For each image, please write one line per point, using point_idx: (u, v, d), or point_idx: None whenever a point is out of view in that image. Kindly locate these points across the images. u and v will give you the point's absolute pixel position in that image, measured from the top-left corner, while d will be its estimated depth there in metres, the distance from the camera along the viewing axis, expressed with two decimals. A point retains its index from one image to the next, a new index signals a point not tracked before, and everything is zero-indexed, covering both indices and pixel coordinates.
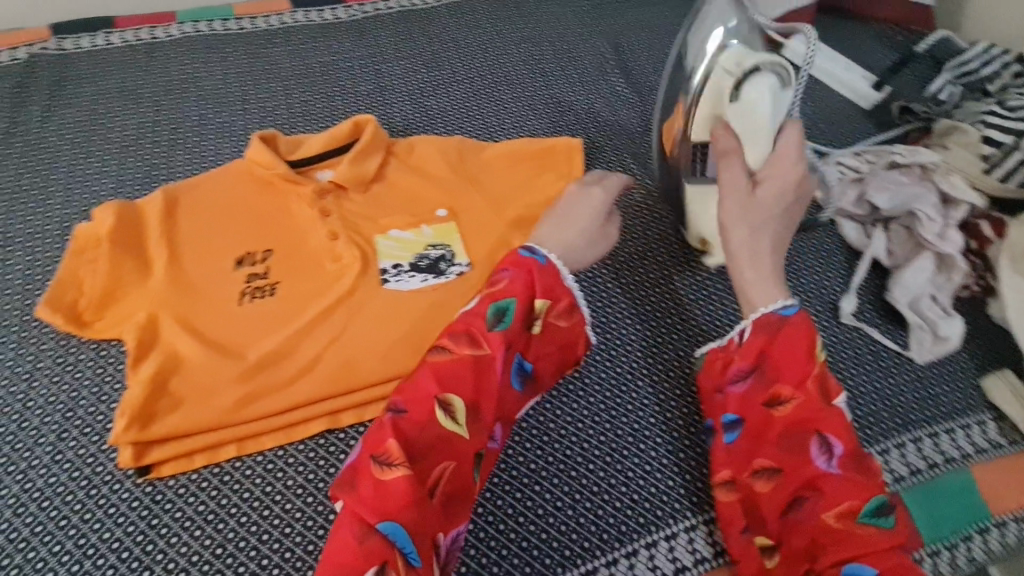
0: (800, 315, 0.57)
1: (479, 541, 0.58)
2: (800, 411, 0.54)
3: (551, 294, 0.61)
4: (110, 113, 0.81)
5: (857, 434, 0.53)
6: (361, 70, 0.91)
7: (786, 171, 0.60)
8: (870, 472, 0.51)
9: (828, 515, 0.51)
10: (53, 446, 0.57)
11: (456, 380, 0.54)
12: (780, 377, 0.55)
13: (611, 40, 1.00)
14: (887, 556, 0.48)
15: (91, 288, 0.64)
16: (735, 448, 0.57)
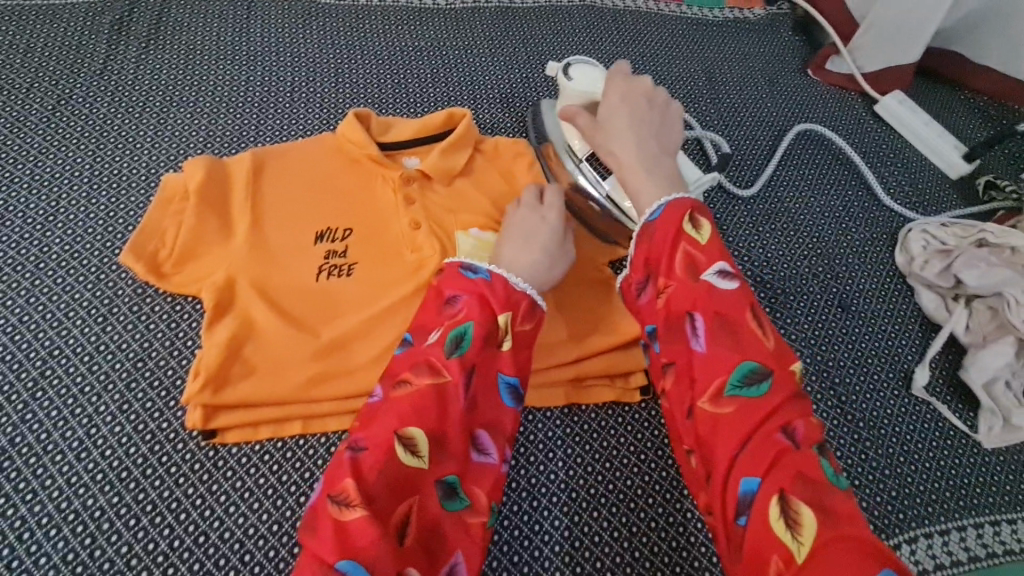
0: (681, 200, 0.50)
1: (534, 560, 0.57)
2: (677, 300, 0.46)
3: (513, 304, 0.53)
4: (204, 64, 0.80)
5: (729, 307, 0.45)
6: (455, 60, 0.90)
7: (618, 96, 0.60)
8: (744, 343, 0.44)
9: (703, 401, 0.43)
10: (121, 394, 0.57)
11: (421, 411, 0.46)
12: (658, 269, 0.48)
13: (704, 70, 0.99)
14: (761, 435, 0.40)
15: (173, 242, 0.63)
16: (646, 356, 0.49)
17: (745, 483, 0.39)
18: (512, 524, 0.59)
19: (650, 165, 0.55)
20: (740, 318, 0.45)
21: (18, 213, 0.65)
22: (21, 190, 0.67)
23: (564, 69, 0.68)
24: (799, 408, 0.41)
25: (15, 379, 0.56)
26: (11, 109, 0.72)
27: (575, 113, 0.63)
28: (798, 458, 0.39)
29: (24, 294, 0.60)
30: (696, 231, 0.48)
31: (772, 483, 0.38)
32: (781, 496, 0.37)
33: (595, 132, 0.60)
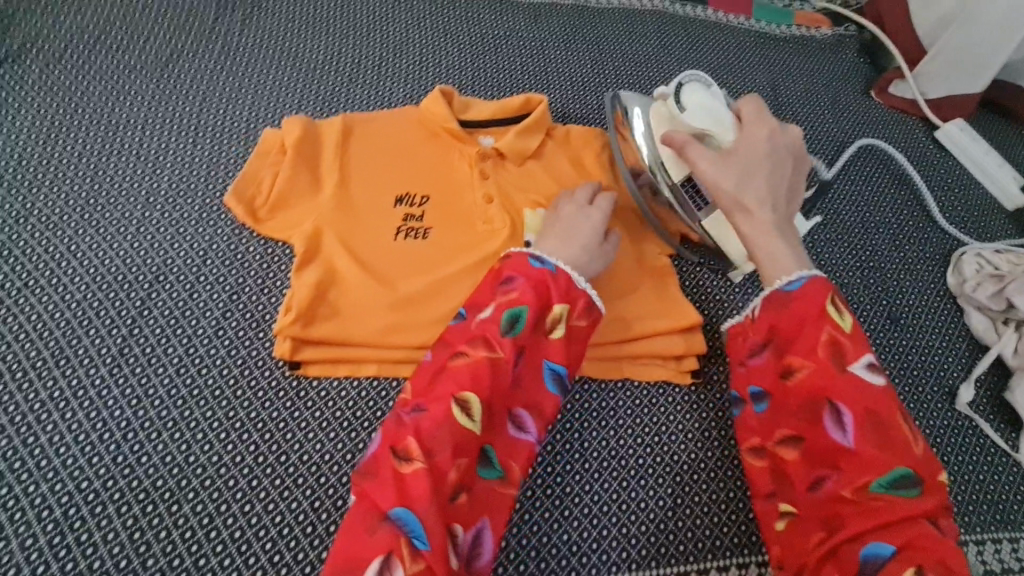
0: (814, 279, 0.55)
1: (583, 516, 0.61)
2: (814, 380, 0.52)
3: (562, 294, 0.60)
4: (302, 34, 0.85)
5: (878, 403, 0.50)
6: (532, 51, 0.94)
7: (769, 141, 0.60)
8: (888, 445, 0.49)
9: (845, 489, 0.50)
10: (217, 321, 0.62)
11: (476, 380, 0.53)
12: (794, 348, 0.54)
13: (768, 83, 1.02)
14: (899, 524, 0.46)
15: (269, 189, 0.68)
16: (762, 418, 0.57)
17: (873, 550, 0.47)
18: (565, 481, 0.62)
19: (782, 228, 0.58)
20: (887, 412, 0.50)
21: (132, 152, 0.71)
22: (135, 133, 0.72)
23: (676, 92, 0.64)
24: (942, 508, 0.47)
25: (124, 298, 0.62)
26: (128, 59, 0.78)
27: (687, 143, 0.61)
28: (939, 549, 0.45)
29: (135, 225, 0.66)
30: (840, 317, 0.53)
31: (906, 558, 0.45)
32: (916, 568, 0.44)
33: (722, 177, 0.59)
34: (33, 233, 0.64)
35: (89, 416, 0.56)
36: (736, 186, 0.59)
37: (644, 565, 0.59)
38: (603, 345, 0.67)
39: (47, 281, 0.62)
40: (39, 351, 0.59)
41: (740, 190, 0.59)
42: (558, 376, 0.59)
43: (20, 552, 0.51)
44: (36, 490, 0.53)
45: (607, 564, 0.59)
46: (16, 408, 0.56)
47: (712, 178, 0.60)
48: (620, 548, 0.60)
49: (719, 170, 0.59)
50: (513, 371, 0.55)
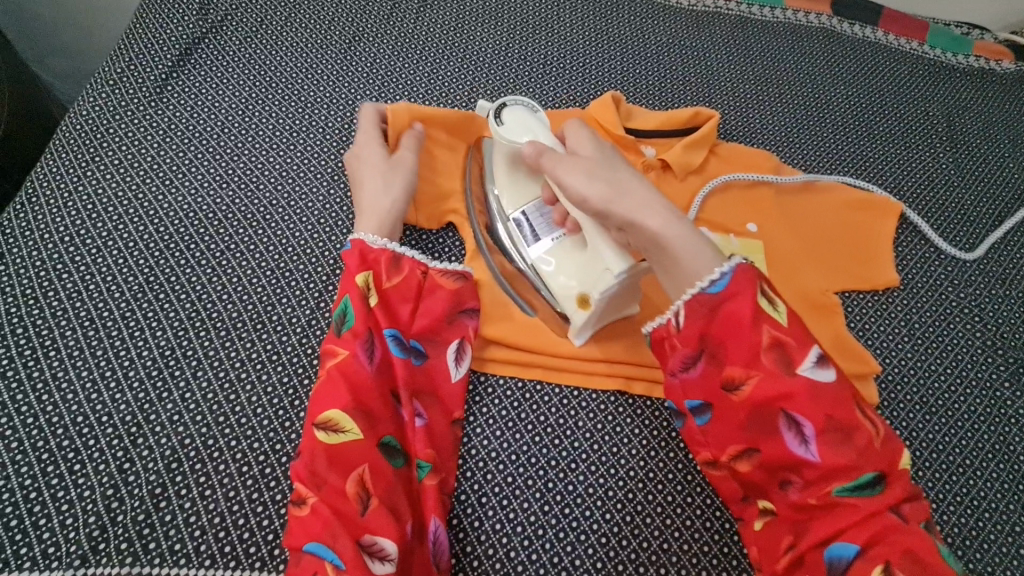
0: (735, 271, 0.51)
1: (743, 556, 0.56)
2: (763, 389, 0.49)
3: (373, 265, 0.59)
4: (474, 26, 0.86)
5: (835, 404, 0.48)
6: (694, 61, 0.91)
7: (595, 147, 0.59)
8: (860, 443, 0.47)
9: (812, 497, 0.49)
10: None
11: (331, 395, 0.52)
12: (728, 354, 0.51)
13: (943, 113, 0.93)
14: (866, 525, 0.46)
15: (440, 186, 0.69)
16: (708, 429, 0.53)
17: (837, 553, 0.47)
18: (726, 517, 0.57)
19: (670, 234, 0.53)
20: (846, 413, 0.48)
21: (318, 128, 0.72)
22: (321, 107, 0.74)
23: (497, 110, 0.63)
24: (905, 494, 0.47)
25: (312, 270, 0.62)
26: (316, 34, 0.80)
27: (542, 151, 0.59)
28: (907, 539, 0.45)
29: (321, 199, 0.67)
30: (773, 310, 0.50)
31: (873, 558, 0.45)
32: (885, 567, 0.44)
33: (583, 177, 0.56)
34: (231, 195, 0.66)
35: (283, 381, 0.56)
36: (610, 208, 0.55)
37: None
38: None
39: (243, 244, 0.63)
40: (239, 313, 0.59)
41: (625, 207, 0.54)
42: (398, 339, 0.56)
43: (201, 502, 0.50)
44: (235, 444, 0.53)
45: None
46: (221, 363, 0.56)
47: (590, 199, 0.55)
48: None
49: (566, 173, 0.57)
50: (362, 361, 0.54)
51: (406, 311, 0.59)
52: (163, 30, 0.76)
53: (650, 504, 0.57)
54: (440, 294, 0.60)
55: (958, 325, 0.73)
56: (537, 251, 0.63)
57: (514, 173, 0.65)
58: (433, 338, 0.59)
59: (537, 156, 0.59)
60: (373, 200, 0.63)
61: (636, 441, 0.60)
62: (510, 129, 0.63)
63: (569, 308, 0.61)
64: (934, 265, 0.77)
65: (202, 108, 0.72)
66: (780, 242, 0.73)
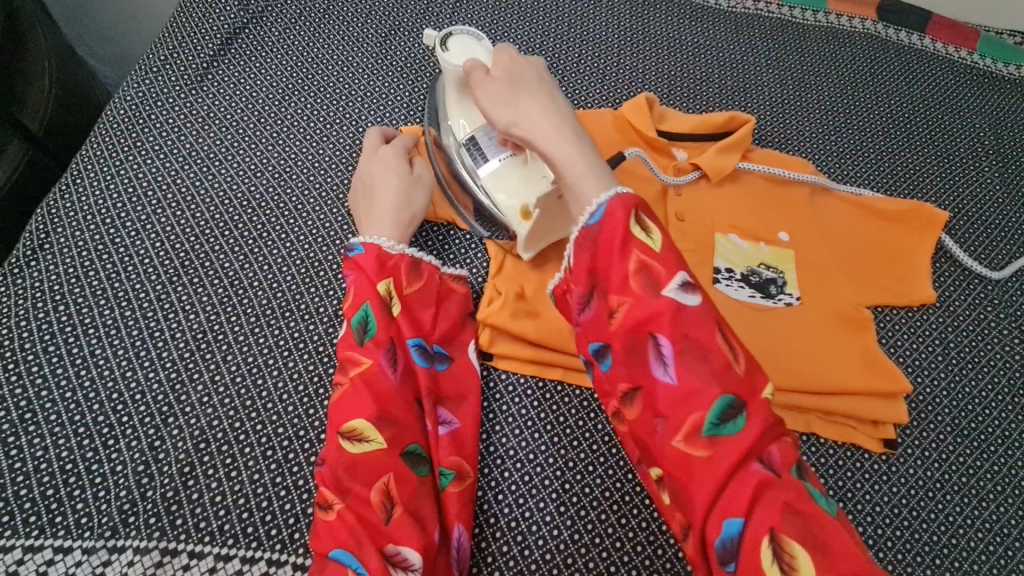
0: (619, 197, 0.48)
1: None
2: (636, 316, 0.45)
3: (392, 272, 0.59)
4: (508, 21, 0.86)
5: (694, 323, 0.44)
6: (731, 63, 0.90)
7: (507, 65, 0.57)
8: (717, 369, 0.44)
9: (676, 437, 0.44)
10: None
11: (357, 403, 0.51)
12: (612, 289, 0.47)
13: (992, 126, 0.90)
14: (742, 475, 0.42)
15: None
16: (604, 376, 0.49)
17: (730, 531, 0.41)
18: None
19: (539, 111, 0.54)
20: (704, 333, 0.44)
21: (351, 120, 0.73)
22: (355, 98, 0.75)
23: (443, 38, 0.63)
24: (769, 432, 0.44)
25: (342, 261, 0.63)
26: (351, 27, 0.81)
27: (472, 70, 0.59)
28: (783, 492, 0.41)
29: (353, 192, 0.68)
30: (647, 236, 0.47)
31: (760, 521, 0.41)
32: (772, 538, 0.40)
33: (488, 88, 0.56)
34: (265, 183, 0.67)
35: (309, 368, 0.57)
36: (497, 103, 0.55)
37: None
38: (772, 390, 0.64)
39: (276, 232, 0.64)
40: (269, 300, 0.60)
41: (510, 109, 0.54)
42: (420, 347, 0.57)
43: (227, 482, 0.51)
44: (261, 428, 0.54)
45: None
46: (250, 348, 0.57)
47: (494, 111, 0.55)
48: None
49: (484, 88, 0.57)
50: (387, 371, 0.54)
51: (427, 316, 0.59)
52: (206, 19, 0.78)
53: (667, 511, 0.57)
54: (455, 300, 0.62)
55: (996, 346, 0.71)
56: (486, 171, 0.61)
57: (462, 98, 0.64)
58: (451, 342, 0.60)
59: (471, 70, 0.59)
60: (384, 200, 0.62)
61: None
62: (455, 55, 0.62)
63: (512, 221, 0.60)
64: (971, 284, 0.75)
65: (241, 96, 0.73)
66: (813, 253, 0.72)
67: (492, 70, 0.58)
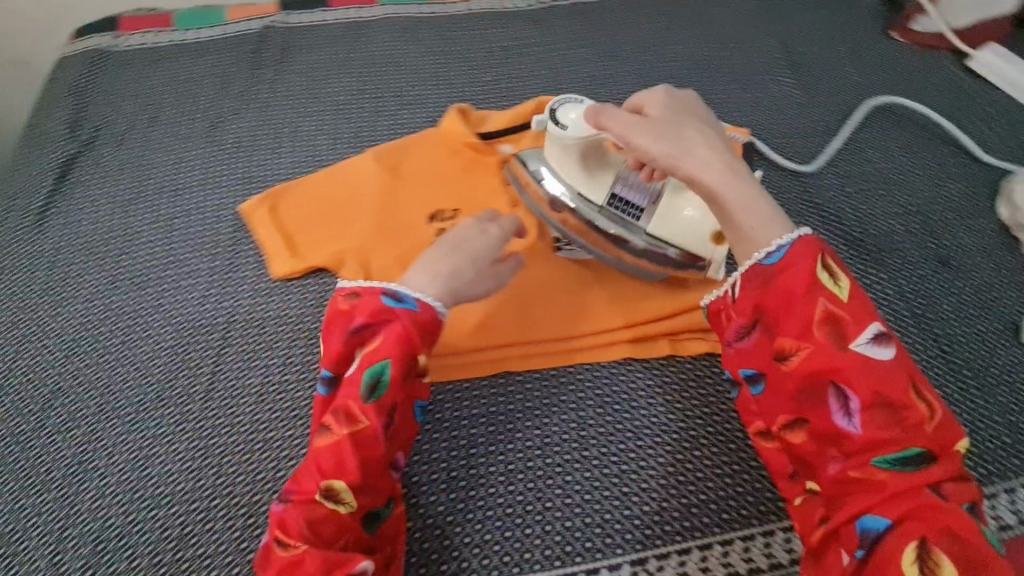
0: (804, 236, 0.55)
1: (641, 491, 0.62)
2: (814, 362, 0.52)
3: (433, 335, 0.59)
4: (327, 82, 0.93)
5: (888, 380, 0.50)
6: (538, 54, 0.97)
7: (667, 107, 0.61)
8: (907, 422, 0.50)
9: (851, 468, 0.51)
10: (290, 351, 0.67)
11: (342, 463, 0.53)
12: (782, 327, 0.54)
13: (780, 40, 0.99)
14: (911, 497, 0.48)
15: (310, 231, 0.76)
16: (759, 398, 0.57)
17: (869, 524, 0.49)
18: (620, 461, 0.64)
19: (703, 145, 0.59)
20: (896, 392, 0.50)
21: (194, 210, 0.79)
22: (196, 191, 0.81)
23: (553, 116, 0.66)
24: (952, 475, 0.49)
25: (206, 339, 0.68)
26: (181, 128, 0.87)
27: (601, 112, 0.62)
28: (950, 517, 0.46)
29: (206, 274, 0.73)
30: (834, 283, 0.53)
31: (907, 530, 0.47)
32: (918, 541, 0.46)
33: (647, 125, 0.60)
34: (123, 291, 0.71)
35: (193, 447, 0.61)
36: (659, 132, 0.59)
37: (709, 531, 0.60)
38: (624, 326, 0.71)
39: (141, 333, 0.68)
40: (145, 397, 0.64)
41: (662, 148, 0.59)
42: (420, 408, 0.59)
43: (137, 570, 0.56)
44: (159, 514, 0.58)
45: (676, 536, 0.60)
46: (134, 445, 0.61)
47: (641, 143, 0.59)
48: (714, 508, 0.62)
49: (637, 126, 0.60)
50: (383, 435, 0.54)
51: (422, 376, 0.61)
52: (39, 161, 0.83)
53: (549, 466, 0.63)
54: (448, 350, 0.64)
55: (820, 230, 0.78)
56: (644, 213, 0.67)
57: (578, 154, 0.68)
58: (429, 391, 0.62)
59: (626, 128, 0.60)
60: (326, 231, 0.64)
61: (527, 414, 0.67)
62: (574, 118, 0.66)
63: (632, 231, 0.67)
64: (784, 183, 0.83)
65: (86, 219, 0.77)
66: None
67: (647, 109, 0.62)
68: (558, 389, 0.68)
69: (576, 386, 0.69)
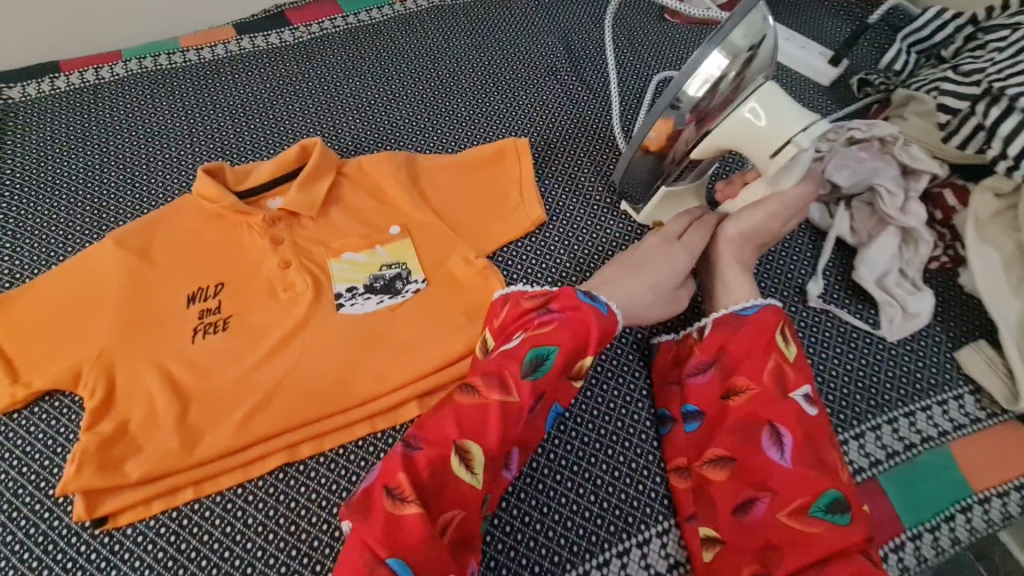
0: (771, 306, 0.62)
1: None
2: (755, 402, 0.57)
3: (604, 341, 0.60)
4: (58, 158, 0.80)
5: (815, 429, 0.55)
6: (311, 92, 0.90)
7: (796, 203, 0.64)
8: (825, 467, 0.54)
9: (782, 511, 0.52)
10: (11, 504, 0.59)
11: (480, 430, 0.52)
12: (740, 369, 0.59)
13: (560, 38, 0.98)
14: (843, 551, 0.50)
15: (34, 348, 0.64)
16: (692, 436, 0.60)
17: None
18: None
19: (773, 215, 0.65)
20: (824, 440, 0.55)
21: None
22: None
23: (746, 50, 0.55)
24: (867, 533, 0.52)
25: None
26: None
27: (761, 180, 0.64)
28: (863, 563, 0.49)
29: None
30: (786, 348, 0.59)
31: None
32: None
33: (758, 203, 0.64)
34: None
35: None
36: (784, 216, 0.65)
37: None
38: (412, 382, 0.64)
39: None
40: None
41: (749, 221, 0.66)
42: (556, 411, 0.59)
43: None
44: None
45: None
46: None
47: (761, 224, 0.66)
48: (611, 522, 0.60)
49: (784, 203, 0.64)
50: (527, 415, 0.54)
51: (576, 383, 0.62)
52: None
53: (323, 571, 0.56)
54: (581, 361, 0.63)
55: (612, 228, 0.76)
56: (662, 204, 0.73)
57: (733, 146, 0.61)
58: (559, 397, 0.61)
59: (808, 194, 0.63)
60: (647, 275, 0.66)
61: (315, 506, 0.59)
62: (691, 69, 0.57)
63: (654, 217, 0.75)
64: (571, 190, 0.80)
65: None
66: (428, 230, 0.74)
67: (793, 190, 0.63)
68: (348, 468, 0.61)
69: (369, 459, 0.62)
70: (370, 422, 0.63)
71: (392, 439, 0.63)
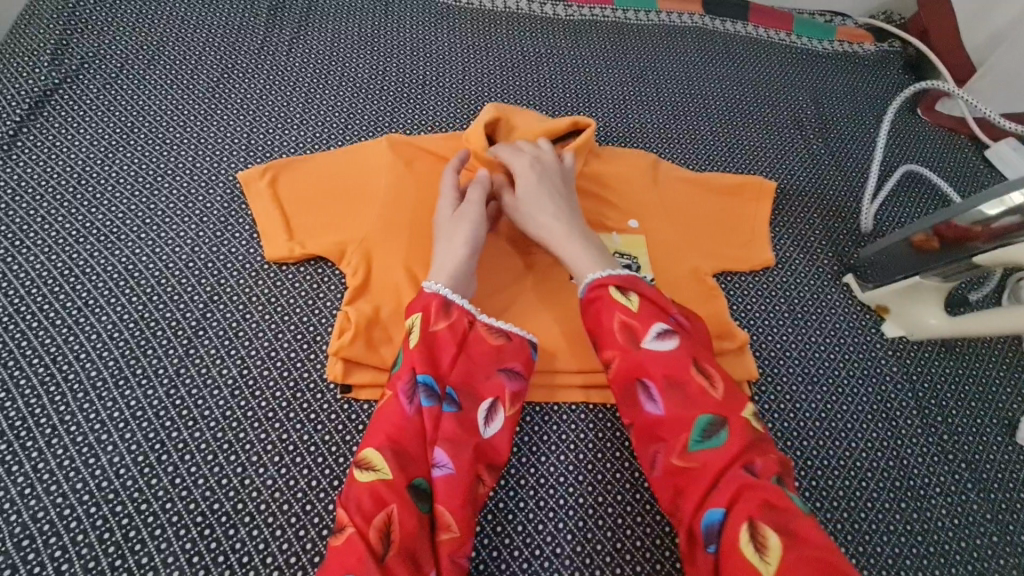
0: (608, 275, 0.60)
1: (638, 550, 0.58)
2: (626, 363, 0.56)
3: (422, 308, 0.59)
4: (347, 51, 0.86)
5: (673, 366, 0.54)
6: (573, 68, 0.94)
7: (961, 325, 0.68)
8: (694, 402, 0.53)
9: (674, 458, 0.52)
10: (270, 342, 0.64)
11: (375, 435, 0.54)
12: (608, 342, 0.57)
13: (812, 97, 0.98)
14: (727, 477, 0.49)
15: (313, 216, 0.69)
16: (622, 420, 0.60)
17: (711, 518, 0.48)
18: (619, 512, 0.60)
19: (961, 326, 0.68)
20: (682, 374, 0.54)
21: (185, 170, 0.73)
22: (192, 150, 0.74)
23: None
24: (750, 446, 0.50)
25: (179, 315, 0.64)
26: (179, 77, 0.80)
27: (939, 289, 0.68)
28: (760, 490, 0.47)
29: (187, 243, 0.68)
30: (625, 299, 0.58)
31: (737, 513, 0.46)
32: (748, 522, 0.45)
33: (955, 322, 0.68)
34: (90, 247, 0.67)
35: (149, 437, 0.57)
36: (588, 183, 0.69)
37: None
38: None
39: (107, 299, 0.64)
40: (99, 371, 0.60)
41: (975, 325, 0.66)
42: (428, 386, 0.56)
43: (73, 548, 0.52)
44: (106, 486, 0.55)
45: None
46: (79, 425, 0.57)
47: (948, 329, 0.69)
48: None
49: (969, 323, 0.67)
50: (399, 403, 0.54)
51: (446, 356, 0.58)
52: (12, 85, 0.75)
53: (526, 511, 0.59)
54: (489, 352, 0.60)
55: (836, 296, 0.77)
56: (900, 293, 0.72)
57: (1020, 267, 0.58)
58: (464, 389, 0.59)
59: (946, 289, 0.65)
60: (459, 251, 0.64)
61: (526, 448, 0.63)
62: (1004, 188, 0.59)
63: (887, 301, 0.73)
64: (802, 245, 0.81)
65: (58, 160, 0.71)
66: (662, 233, 0.75)
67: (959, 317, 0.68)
68: (560, 425, 0.64)
69: (578, 426, 0.65)
70: (584, 391, 0.66)
71: (601, 414, 0.65)
